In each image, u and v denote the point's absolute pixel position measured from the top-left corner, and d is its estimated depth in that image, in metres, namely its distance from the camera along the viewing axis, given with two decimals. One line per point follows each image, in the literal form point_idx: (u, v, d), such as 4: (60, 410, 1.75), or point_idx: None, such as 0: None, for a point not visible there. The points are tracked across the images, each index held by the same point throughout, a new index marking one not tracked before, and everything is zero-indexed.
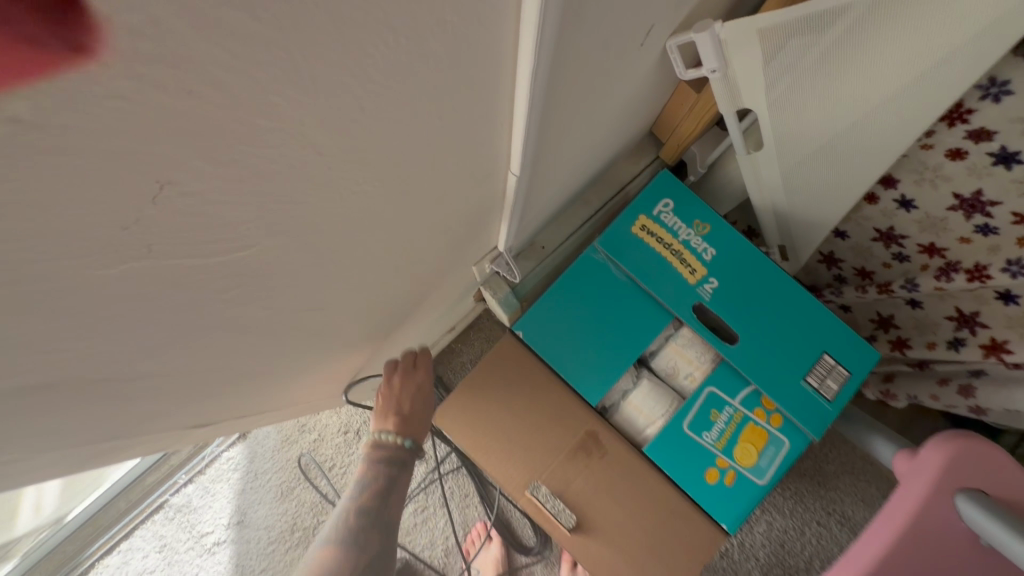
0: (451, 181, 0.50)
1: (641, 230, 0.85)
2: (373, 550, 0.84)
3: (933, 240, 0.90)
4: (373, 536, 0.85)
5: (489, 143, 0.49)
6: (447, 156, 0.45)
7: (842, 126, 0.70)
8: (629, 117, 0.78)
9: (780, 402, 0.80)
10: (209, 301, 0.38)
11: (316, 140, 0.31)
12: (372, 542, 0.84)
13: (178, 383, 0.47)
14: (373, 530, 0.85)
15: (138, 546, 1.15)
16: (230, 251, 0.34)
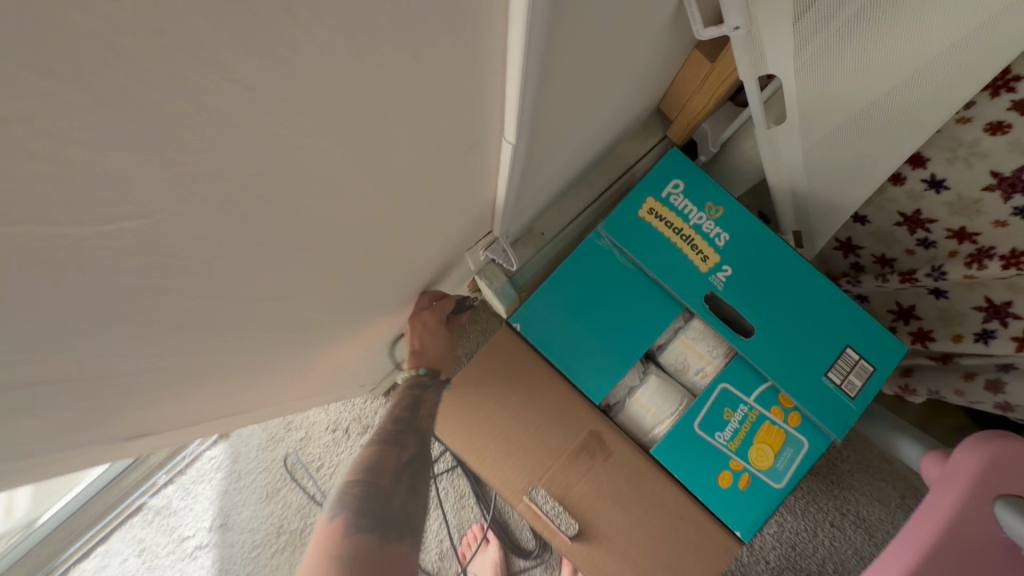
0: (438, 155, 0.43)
1: (648, 214, 0.78)
2: (411, 450, 0.76)
3: (964, 224, 0.83)
4: (410, 437, 0.77)
5: (481, 110, 0.42)
6: (432, 124, 0.38)
7: (874, 96, 0.63)
8: (637, 90, 0.71)
9: (799, 401, 0.74)
10: (135, 301, 0.31)
11: (254, 93, 0.23)
12: (410, 444, 0.76)
13: (119, 392, 0.40)
14: (409, 433, 0.77)
15: (117, 550, 1.09)
16: (154, 238, 0.27)
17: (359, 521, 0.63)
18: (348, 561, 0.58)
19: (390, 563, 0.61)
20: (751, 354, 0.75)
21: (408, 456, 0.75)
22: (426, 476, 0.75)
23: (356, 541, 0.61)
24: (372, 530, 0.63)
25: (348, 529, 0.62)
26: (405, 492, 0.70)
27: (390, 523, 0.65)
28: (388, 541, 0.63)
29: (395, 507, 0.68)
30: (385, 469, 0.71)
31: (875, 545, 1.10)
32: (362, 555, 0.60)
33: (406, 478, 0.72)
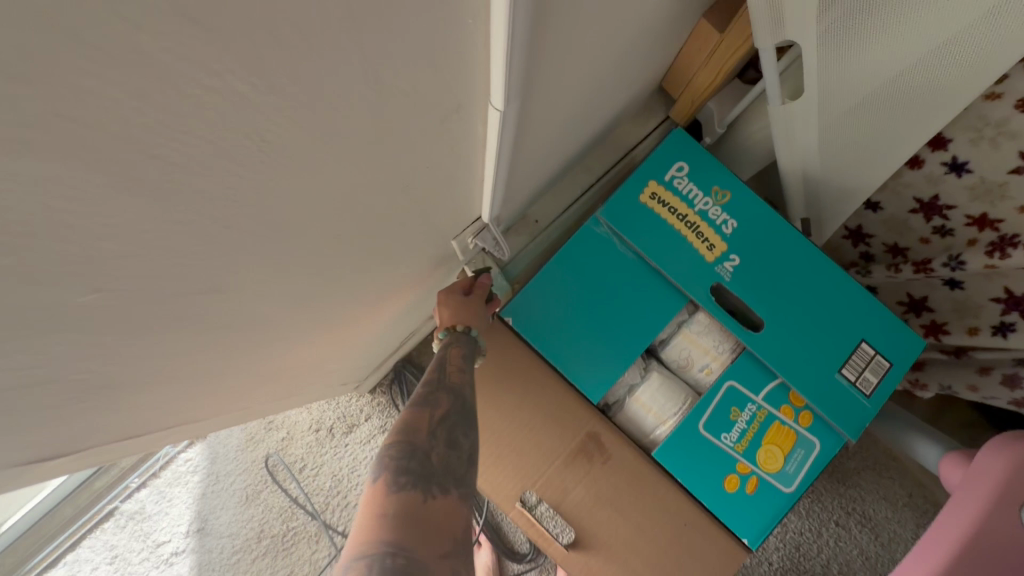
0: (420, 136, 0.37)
1: (650, 199, 0.72)
2: (445, 407, 0.55)
3: (986, 211, 0.78)
4: (443, 396, 0.57)
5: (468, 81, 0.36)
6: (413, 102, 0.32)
7: (897, 72, 0.58)
8: (640, 64, 0.65)
9: (811, 400, 0.69)
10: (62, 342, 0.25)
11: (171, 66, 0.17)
12: (443, 402, 0.56)
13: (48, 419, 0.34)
14: (440, 391, 0.57)
15: (86, 558, 1.03)
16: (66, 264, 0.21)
17: (397, 477, 0.45)
18: (396, 521, 0.42)
19: (441, 519, 0.45)
20: (760, 350, 0.69)
21: (442, 414, 0.54)
22: (469, 430, 0.55)
23: (400, 497, 0.44)
24: (415, 486, 0.45)
25: (387, 486, 0.45)
26: (446, 449, 0.51)
27: (434, 479, 0.47)
28: (431, 497, 0.46)
29: (436, 464, 0.49)
30: (419, 426, 0.52)
31: (881, 545, 1.07)
32: (411, 509, 0.43)
33: (444, 434, 0.52)
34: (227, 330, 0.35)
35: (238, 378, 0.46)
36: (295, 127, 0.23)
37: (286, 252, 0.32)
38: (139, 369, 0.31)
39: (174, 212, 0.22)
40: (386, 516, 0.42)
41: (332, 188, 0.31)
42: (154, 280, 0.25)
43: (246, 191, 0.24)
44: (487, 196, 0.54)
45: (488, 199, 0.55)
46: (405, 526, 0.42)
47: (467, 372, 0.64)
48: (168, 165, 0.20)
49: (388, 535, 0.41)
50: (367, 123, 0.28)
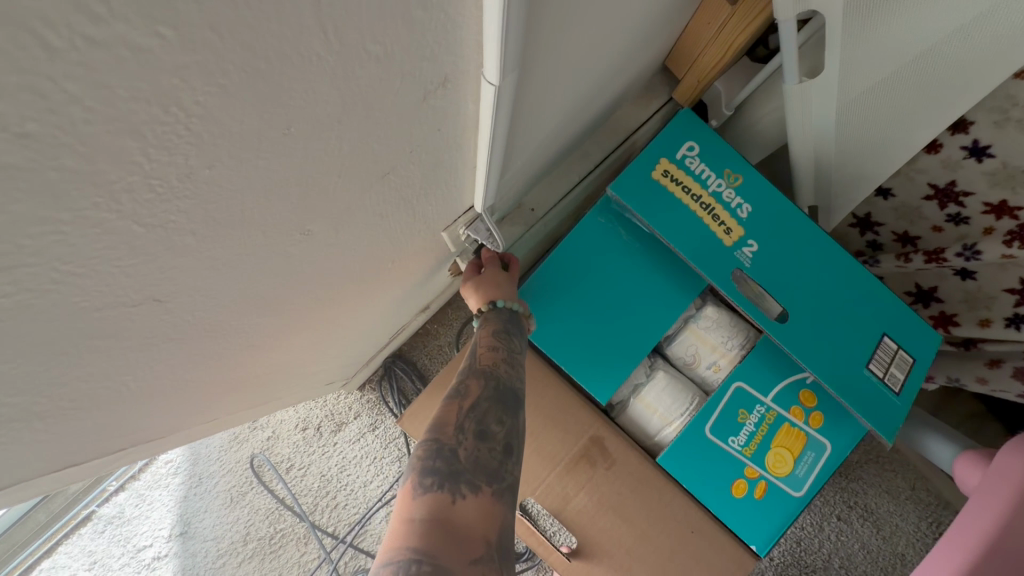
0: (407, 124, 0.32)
1: (662, 177, 0.67)
2: (476, 395, 0.50)
3: (1005, 198, 0.74)
4: (473, 383, 0.52)
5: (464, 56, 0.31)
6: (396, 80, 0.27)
7: (924, 47, 0.54)
8: (646, 38, 0.59)
9: (843, 396, 0.64)
10: None
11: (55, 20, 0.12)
12: (473, 390, 0.50)
13: None
14: (469, 378, 0.52)
15: (63, 565, 0.99)
16: None
17: (423, 479, 0.42)
18: (423, 527, 0.39)
19: (472, 523, 0.41)
20: (787, 341, 0.65)
21: (472, 403, 0.49)
22: (504, 417, 0.50)
23: (428, 498, 0.41)
24: (441, 486, 0.41)
25: (414, 489, 0.42)
26: (476, 442, 0.46)
27: (462, 477, 0.42)
28: (461, 497, 0.41)
29: (465, 459, 0.44)
30: (446, 421, 0.47)
31: (883, 539, 1.05)
32: (439, 512, 0.40)
33: (473, 425, 0.47)
34: (175, 342, 0.30)
35: (201, 390, 0.41)
36: (232, 101, 0.18)
37: (237, 250, 0.27)
38: (63, 395, 0.26)
39: (73, 210, 0.17)
40: (413, 520, 0.39)
41: (291, 177, 0.26)
42: (61, 294, 0.20)
43: (174, 180, 0.19)
44: (479, 184, 0.49)
45: (481, 188, 0.50)
46: (435, 531, 0.39)
47: (501, 350, 0.57)
48: (49, 148, 0.15)
49: (417, 541, 0.38)
50: (331, 98, 0.23)
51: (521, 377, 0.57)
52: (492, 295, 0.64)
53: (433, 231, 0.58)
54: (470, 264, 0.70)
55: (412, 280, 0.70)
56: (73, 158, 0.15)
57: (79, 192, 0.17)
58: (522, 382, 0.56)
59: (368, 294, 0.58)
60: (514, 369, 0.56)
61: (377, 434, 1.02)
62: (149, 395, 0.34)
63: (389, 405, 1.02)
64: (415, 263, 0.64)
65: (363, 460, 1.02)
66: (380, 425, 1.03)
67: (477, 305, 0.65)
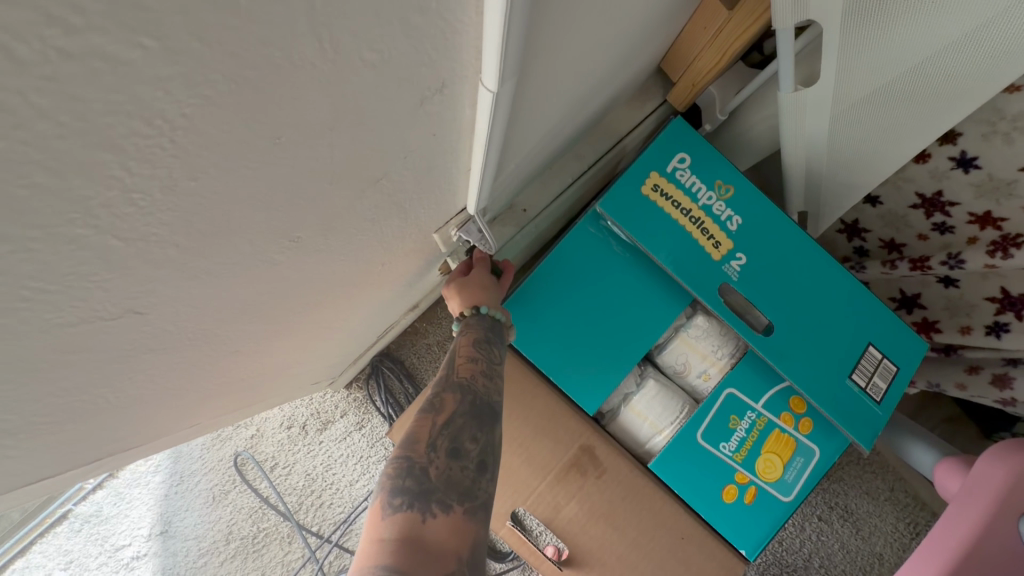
0: (401, 134, 0.31)
1: (652, 191, 0.67)
2: (451, 411, 0.48)
3: (989, 208, 0.75)
4: (449, 397, 0.50)
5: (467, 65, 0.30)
6: (394, 91, 0.26)
7: (919, 59, 0.54)
8: (642, 42, 0.59)
9: (827, 409, 0.66)
10: None
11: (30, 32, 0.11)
12: (448, 405, 0.49)
13: None
14: (445, 392, 0.50)
15: (38, 564, 0.97)
16: None
17: (392, 499, 0.41)
18: (394, 547, 0.38)
19: (442, 540, 0.40)
20: (775, 357, 0.66)
21: (446, 419, 0.48)
22: (479, 433, 0.49)
23: (398, 517, 0.40)
24: (411, 505, 0.41)
25: (382, 509, 0.41)
26: (449, 461, 0.45)
27: (433, 496, 0.42)
28: (431, 516, 0.41)
29: (435, 479, 0.43)
30: (418, 436, 0.46)
31: (862, 538, 1.07)
32: (410, 532, 0.39)
33: (446, 443, 0.46)
34: (156, 352, 0.29)
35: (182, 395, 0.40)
36: (218, 109, 0.17)
37: (222, 257, 0.26)
38: (37, 410, 0.25)
39: (46, 228, 0.16)
40: (382, 541, 0.39)
41: (280, 183, 0.25)
42: (32, 311, 0.19)
43: (157, 193, 0.18)
44: (474, 187, 0.48)
45: (475, 190, 0.49)
46: (404, 550, 0.38)
47: (481, 362, 0.55)
48: (19, 165, 0.14)
49: (388, 559, 0.37)
50: (324, 104, 0.22)
51: (500, 390, 0.55)
52: (475, 301, 0.63)
53: (425, 233, 0.57)
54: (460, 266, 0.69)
55: (402, 281, 0.69)
56: (49, 172, 0.14)
57: (50, 207, 0.15)
58: (500, 396, 0.54)
59: (356, 298, 0.57)
60: (492, 382, 0.55)
61: (364, 434, 1.01)
62: (123, 409, 0.32)
63: (377, 404, 1.01)
64: (403, 266, 0.62)
65: (349, 459, 1.01)
66: (366, 424, 1.02)
67: (459, 308, 0.64)
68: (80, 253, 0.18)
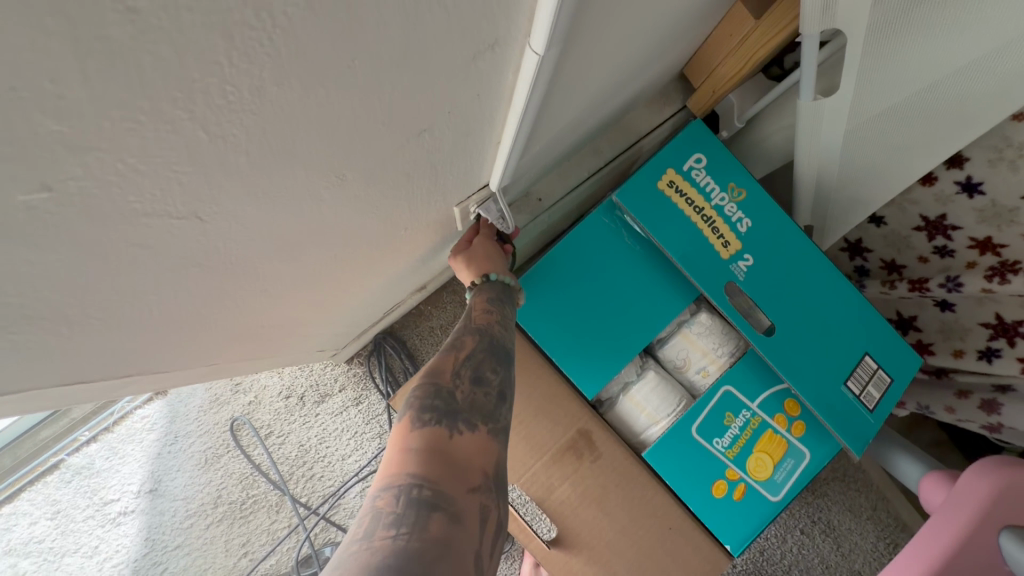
0: (449, 91, 0.33)
1: (668, 187, 0.69)
2: (470, 348, 0.51)
3: (991, 234, 0.77)
4: (467, 338, 0.52)
5: (517, 28, 0.32)
6: (452, 44, 0.28)
7: (935, 78, 0.56)
8: (671, 40, 0.61)
9: (820, 413, 0.68)
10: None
11: None
12: (468, 343, 0.51)
13: None
14: (464, 334, 0.53)
15: (24, 512, 0.97)
16: (25, 175, 0.17)
17: (420, 415, 0.42)
18: (423, 456, 0.39)
19: (469, 454, 0.41)
20: (773, 357, 0.68)
21: (467, 354, 0.50)
22: (498, 367, 0.50)
23: (426, 431, 0.40)
24: (440, 421, 0.42)
25: (411, 423, 0.41)
26: (472, 387, 0.47)
27: (459, 416, 0.43)
28: (457, 432, 0.42)
29: (461, 401, 0.44)
30: (442, 368, 0.47)
31: (842, 555, 1.08)
32: (439, 444, 0.40)
33: (469, 372, 0.48)
34: (199, 272, 0.31)
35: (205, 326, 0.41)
36: (315, 20, 0.19)
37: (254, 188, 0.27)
38: (92, 303, 0.26)
39: (151, 107, 0.18)
40: (410, 451, 0.39)
41: (342, 114, 0.26)
42: (118, 191, 0.20)
43: (244, 94, 0.20)
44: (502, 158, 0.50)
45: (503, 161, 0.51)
46: (433, 460, 0.39)
47: (494, 314, 0.58)
48: (150, 30, 0.15)
49: (418, 467, 0.38)
50: (396, 40, 0.24)
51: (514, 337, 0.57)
52: (485, 268, 0.64)
53: (448, 205, 0.59)
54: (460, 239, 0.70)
55: (417, 255, 0.70)
56: (170, 44, 0.16)
57: (163, 83, 0.17)
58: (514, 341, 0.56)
59: (376, 263, 0.59)
60: (506, 329, 0.57)
61: (361, 409, 1.02)
62: (154, 329, 0.34)
63: (376, 380, 1.02)
64: (423, 238, 0.64)
65: (344, 433, 1.02)
66: (364, 400, 1.02)
67: (469, 278, 0.64)
68: (170, 140, 0.19)
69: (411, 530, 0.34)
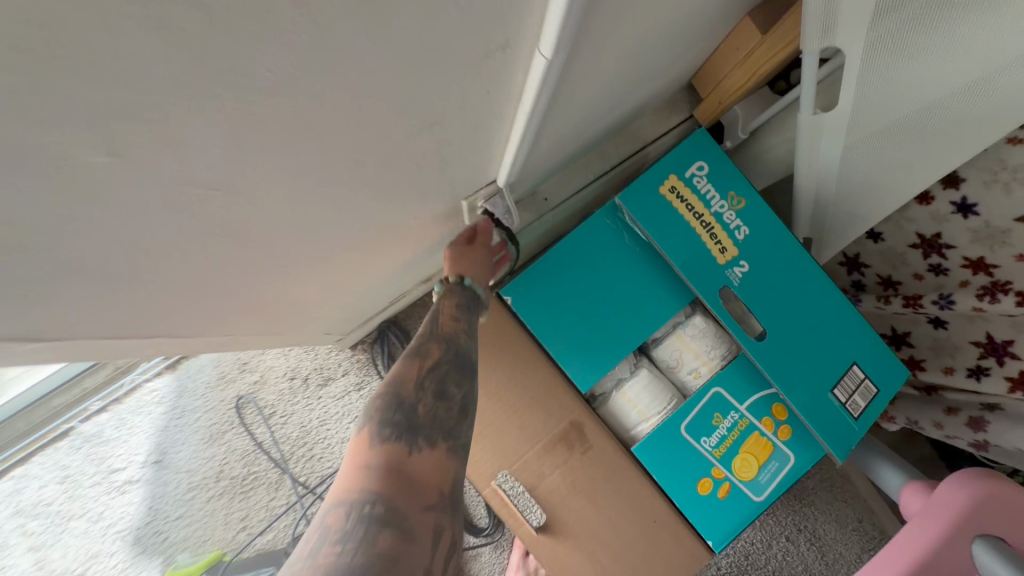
0: (461, 87, 0.35)
1: (669, 192, 0.71)
2: (436, 357, 0.53)
3: (984, 254, 0.79)
4: (434, 346, 0.54)
5: (528, 31, 0.34)
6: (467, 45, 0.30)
7: (932, 99, 0.58)
8: (679, 50, 0.63)
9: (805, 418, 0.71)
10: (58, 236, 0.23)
11: None
12: (434, 352, 0.53)
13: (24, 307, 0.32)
14: (431, 341, 0.55)
15: (35, 475, 1.01)
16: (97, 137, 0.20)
17: (380, 431, 0.45)
18: (378, 474, 0.42)
19: (424, 473, 0.44)
20: (764, 362, 0.70)
21: (432, 363, 0.52)
22: (462, 380, 0.53)
23: (384, 448, 0.44)
24: (399, 437, 0.45)
25: (370, 438, 0.44)
26: (435, 401, 0.49)
27: (420, 432, 0.46)
28: (416, 450, 0.45)
29: (423, 416, 0.47)
30: (406, 376, 0.50)
31: (826, 564, 1.10)
32: (395, 461, 0.43)
33: (433, 385, 0.50)
34: (228, 240, 0.34)
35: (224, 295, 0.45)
36: (349, 17, 0.22)
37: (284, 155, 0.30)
38: (132, 261, 0.29)
39: (204, 86, 0.20)
40: (367, 466, 0.43)
41: (366, 102, 0.29)
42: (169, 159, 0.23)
43: (282, 79, 0.23)
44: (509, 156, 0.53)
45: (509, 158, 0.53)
46: (387, 478, 0.42)
47: (461, 321, 0.60)
48: (212, 20, 0.18)
49: (371, 484, 0.41)
50: (417, 37, 0.26)
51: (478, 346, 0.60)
52: (463, 270, 0.67)
53: (456, 198, 0.61)
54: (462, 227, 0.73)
55: (425, 245, 0.73)
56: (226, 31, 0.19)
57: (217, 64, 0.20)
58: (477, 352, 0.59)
59: (385, 249, 0.61)
60: (471, 339, 0.59)
61: (362, 395, 1.05)
62: (181, 291, 0.37)
63: (378, 367, 1.05)
64: (429, 230, 0.67)
65: (344, 417, 1.05)
66: (365, 386, 1.05)
67: (447, 272, 0.67)
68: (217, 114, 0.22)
69: (356, 550, 0.37)
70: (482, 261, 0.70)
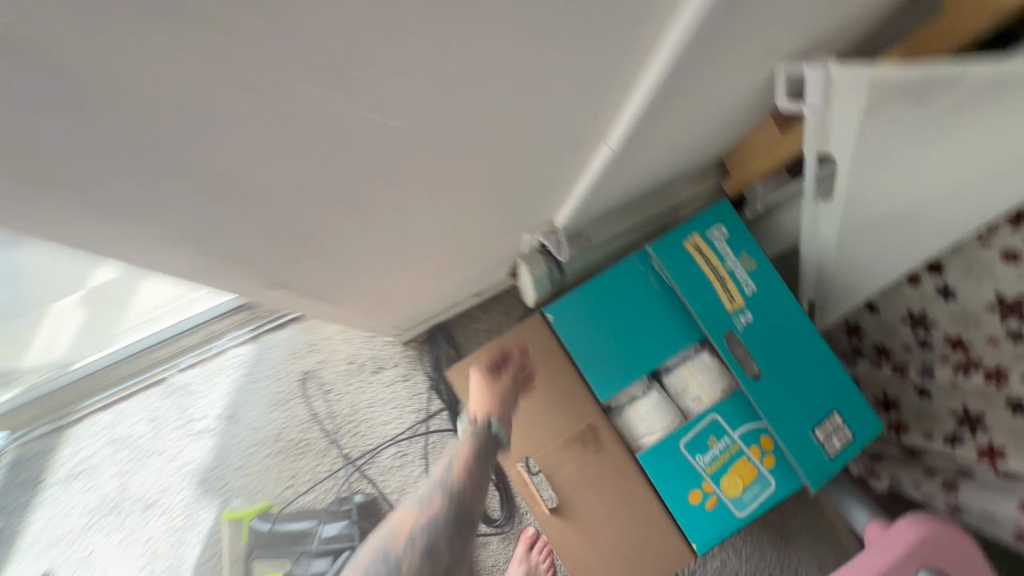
0: None
1: (692, 247, 0.88)
2: (435, 507, 0.73)
3: (961, 334, 0.91)
4: (436, 497, 0.74)
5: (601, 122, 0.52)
6: None
7: (909, 199, 0.73)
8: (711, 135, 0.80)
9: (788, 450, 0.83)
10: None
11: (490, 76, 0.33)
12: (433, 504, 0.73)
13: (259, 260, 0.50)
14: (435, 495, 0.75)
15: (130, 412, 1.20)
16: None
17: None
18: None
19: None
20: (757, 397, 0.84)
21: (430, 516, 0.71)
22: (447, 544, 0.70)
23: None
24: None
25: None
26: (421, 555, 0.67)
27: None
28: None
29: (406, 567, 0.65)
30: (404, 527, 0.70)
31: None
32: None
33: (424, 540, 0.68)
34: None
35: None
36: None
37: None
38: None
39: None
40: None
41: None
42: None
43: None
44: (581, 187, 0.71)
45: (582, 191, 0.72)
46: None
47: (468, 480, 0.77)
48: None
49: None
50: None
51: (477, 500, 0.77)
52: (487, 411, 0.85)
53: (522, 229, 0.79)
54: (497, 359, 0.90)
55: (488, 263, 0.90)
56: None
57: None
58: (476, 504, 0.76)
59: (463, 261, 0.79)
60: (472, 496, 0.77)
61: (407, 385, 1.22)
62: None
63: (424, 363, 1.22)
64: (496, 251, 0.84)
65: (389, 402, 1.21)
66: (410, 377, 1.22)
67: (472, 411, 0.87)
68: None
69: None
70: (505, 395, 0.88)
